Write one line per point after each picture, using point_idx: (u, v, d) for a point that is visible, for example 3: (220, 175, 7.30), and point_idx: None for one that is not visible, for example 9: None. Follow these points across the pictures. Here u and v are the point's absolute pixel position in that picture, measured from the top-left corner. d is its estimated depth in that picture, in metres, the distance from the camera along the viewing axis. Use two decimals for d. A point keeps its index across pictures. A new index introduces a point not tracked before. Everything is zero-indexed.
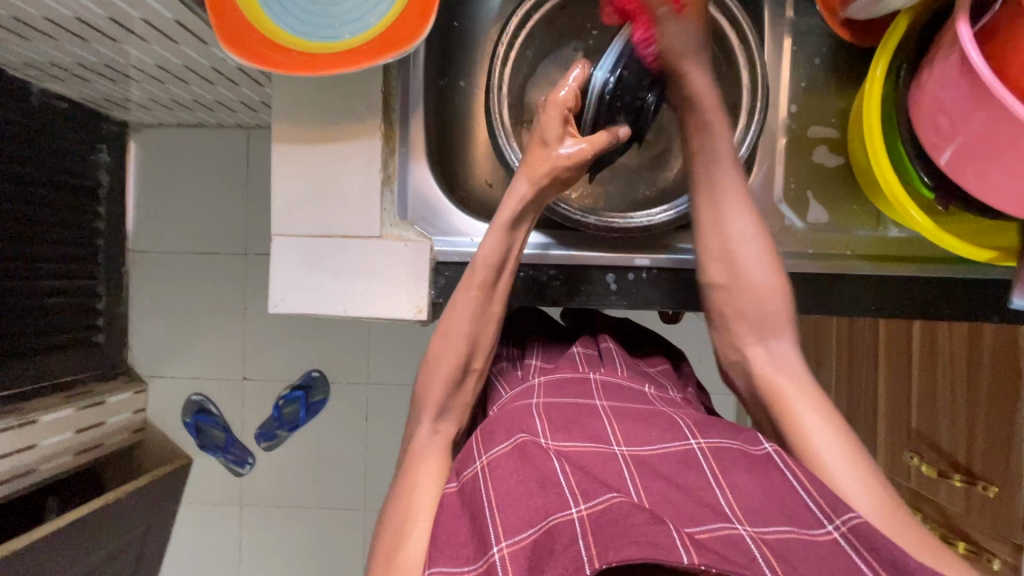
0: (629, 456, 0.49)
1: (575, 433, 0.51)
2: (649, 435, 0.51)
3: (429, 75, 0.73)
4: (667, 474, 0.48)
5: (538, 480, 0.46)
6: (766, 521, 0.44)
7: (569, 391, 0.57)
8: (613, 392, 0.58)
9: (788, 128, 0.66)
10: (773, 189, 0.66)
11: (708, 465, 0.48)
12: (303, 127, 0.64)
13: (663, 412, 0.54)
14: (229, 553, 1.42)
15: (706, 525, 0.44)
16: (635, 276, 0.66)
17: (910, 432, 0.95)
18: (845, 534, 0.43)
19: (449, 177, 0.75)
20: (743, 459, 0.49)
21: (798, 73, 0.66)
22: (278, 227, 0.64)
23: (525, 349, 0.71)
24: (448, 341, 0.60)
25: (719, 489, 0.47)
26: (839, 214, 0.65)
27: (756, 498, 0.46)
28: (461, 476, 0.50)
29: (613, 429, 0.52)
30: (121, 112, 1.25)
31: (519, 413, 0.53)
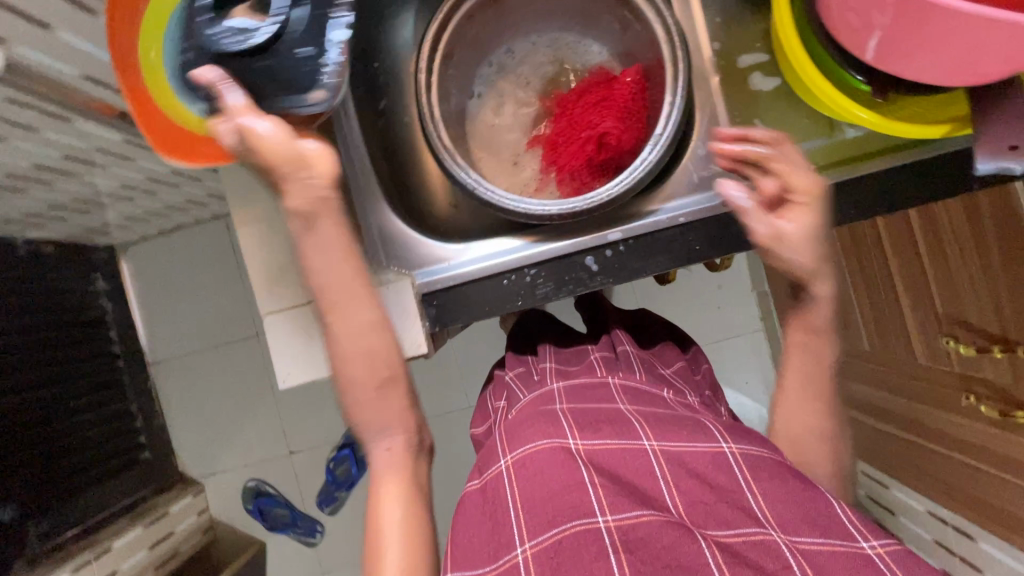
0: (659, 451, 0.49)
1: (609, 431, 0.51)
2: (679, 434, 0.51)
3: (366, 124, 0.75)
4: (698, 471, 0.48)
5: (564, 482, 0.46)
6: (798, 527, 0.44)
7: (590, 395, 0.58)
8: (635, 395, 0.58)
9: (717, 65, 0.66)
10: (720, 124, 0.66)
11: (740, 471, 0.48)
12: (264, 206, 0.66)
13: (679, 416, 0.54)
14: None
15: (737, 529, 0.44)
16: (612, 251, 0.67)
17: (939, 317, 0.94)
18: (879, 555, 0.43)
19: (415, 208, 0.77)
20: (773, 467, 0.49)
21: (710, 10, 0.66)
22: (265, 304, 0.66)
23: (542, 354, 0.77)
24: (347, 364, 0.57)
25: (749, 492, 0.47)
26: (792, 131, 0.65)
27: (787, 505, 0.46)
28: (484, 474, 0.53)
29: (643, 428, 0.51)
30: (106, 238, 1.29)
31: (546, 416, 0.54)
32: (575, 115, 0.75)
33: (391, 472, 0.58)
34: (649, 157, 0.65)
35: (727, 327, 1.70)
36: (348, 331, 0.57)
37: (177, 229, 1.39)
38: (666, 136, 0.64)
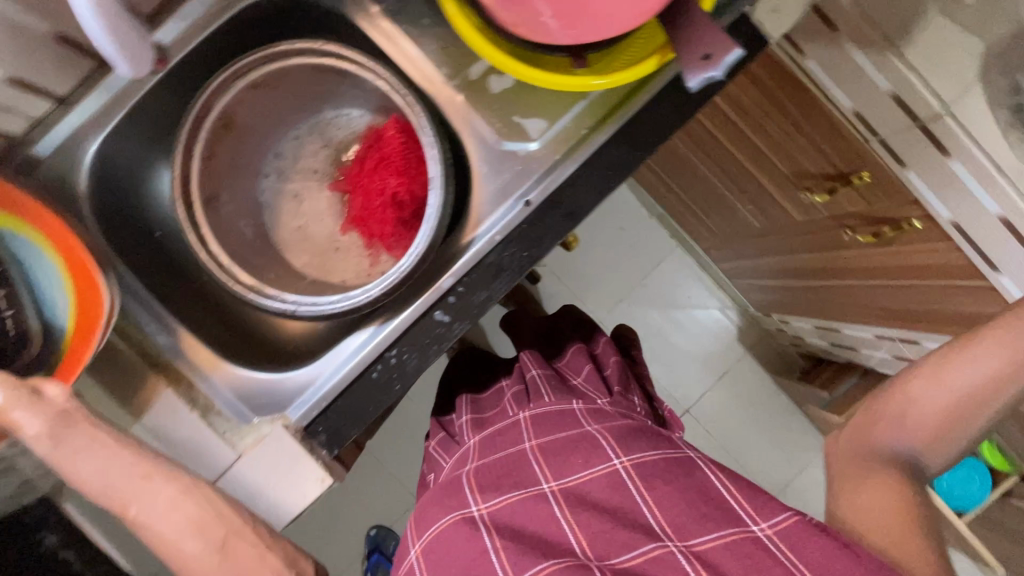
0: (557, 492, 0.57)
1: (506, 488, 0.59)
2: (574, 464, 0.59)
3: (168, 300, 0.69)
4: (597, 499, 0.56)
5: (472, 558, 0.55)
6: (691, 531, 0.51)
7: (500, 448, 0.64)
8: (543, 426, 0.64)
9: (454, 87, 0.66)
10: (486, 137, 0.67)
11: (634, 485, 0.56)
12: None
13: (579, 437, 0.61)
14: None
15: (638, 549, 0.52)
16: (453, 297, 0.66)
17: (789, 175, 1.01)
18: (769, 535, 0.50)
19: (262, 347, 0.71)
20: (661, 471, 0.56)
21: (423, 40, 0.66)
22: None
23: (460, 407, 0.79)
24: (175, 547, 0.54)
25: (647, 508, 0.54)
26: (550, 111, 0.66)
27: (678, 509, 0.53)
28: (402, 567, 0.61)
29: (541, 471, 0.59)
30: None
31: (453, 489, 0.62)
32: (365, 186, 0.74)
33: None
34: (438, 198, 0.64)
35: (648, 257, 1.75)
36: (159, 514, 0.53)
37: None
38: (440, 174, 0.63)
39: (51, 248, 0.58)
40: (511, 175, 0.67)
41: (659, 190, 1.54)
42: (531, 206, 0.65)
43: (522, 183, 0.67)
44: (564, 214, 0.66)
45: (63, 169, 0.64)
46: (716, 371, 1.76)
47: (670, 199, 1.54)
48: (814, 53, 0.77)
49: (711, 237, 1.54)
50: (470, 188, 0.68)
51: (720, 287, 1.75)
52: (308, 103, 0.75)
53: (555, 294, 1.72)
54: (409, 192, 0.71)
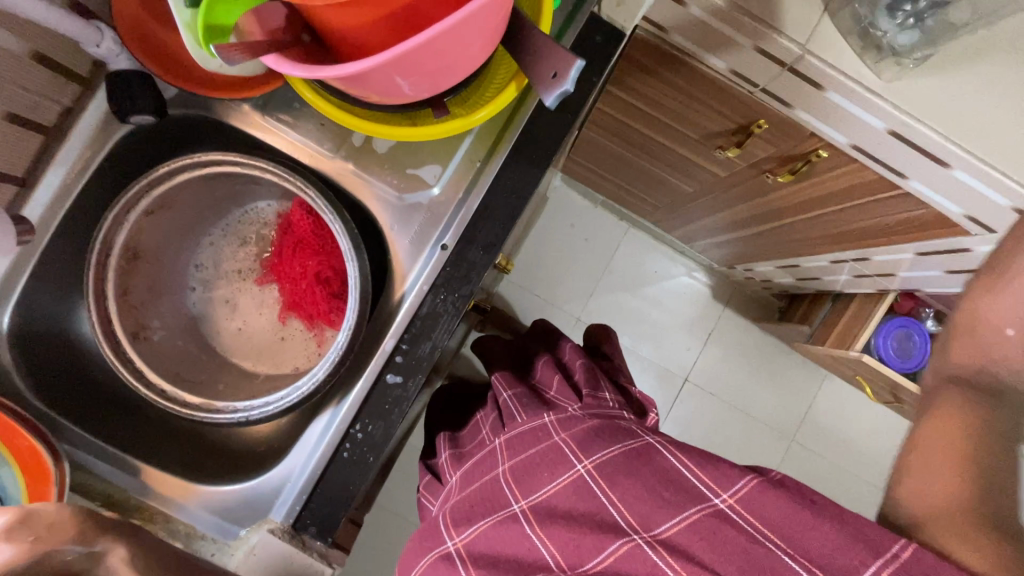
0: (527, 509, 0.58)
1: (478, 517, 0.62)
2: (540, 478, 0.60)
3: (124, 442, 0.69)
4: (565, 509, 0.56)
5: None
6: (653, 519, 0.51)
7: (477, 481, 0.67)
8: (512, 450, 0.66)
9: (343, 158, 0.68)
10: (387, 196, 0.68)
11: (598, 485, 0.55)
12: None
13: (545, 451, 0.62)
14: None
15: (606, 548, 0.51)
16: (400, 355, 0.66)
17: (699, 139, 1.04)
18: (733, 506, 0.49)
19: (233, 458, 0.71)
20: (622, 463, 0.56)
21: (299, 123, 0.67)
22: None
23: (440, 445, 0.83)
24: None
25: (611, 504, 0.54)
26: (440, 153, 0.68)
27: (640, 499, 0.52)
28: None
29: (511, 492, 0.61)
30: None
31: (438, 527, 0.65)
32: (290, 272, 0.75)
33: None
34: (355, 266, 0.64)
35: (605, 245, 1.77)
36: None
37: None
38: (349, 245, 0.64)
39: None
40: (422, 224, 0.68)
41: (594, 181, 1.57)
42: (448, 249, 0.66)
43: (435, 228, 0.68)
44: (482, 246, 0.67)
45: None
46: (703, 334, 1.78)
47: (606, 186, 1.57)
48: (677, 29, 0.79)
49: (656, 211, 1.56)
50: (387, 248, 0.69)
51: (682, 253, 1.77)
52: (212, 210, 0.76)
53: (527, 306, 1.73)
54: (333, 268, 0.72)
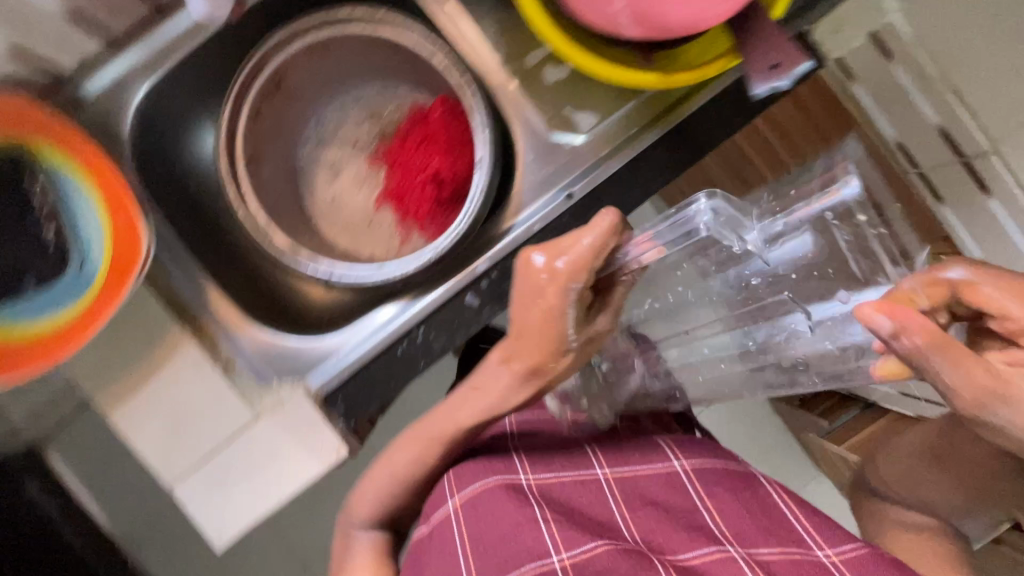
0: (611, 478, 0.61)
1: (558, 467, 0.61)
2: (632, 459, 0.64)
3: (197, 251, 0.68)
4: (655, 498, 0.60)
5: (525, 520, 0.53)
6: (749, 542, 0.56)
7: (544, 430, 0.67)
8: (591, 429, 0.69)
9: (509, 71, 0.66)
10: (536, 126, 0.66)
11: (694, 484, 0.61)
12: (125, 380, 0.62)
13: (636, 441, 0.67)
14: None
15: (696, 550, 0.54)
16: (487, 281, 0.66)
17: None
18: (834, 561, 0.53)
19: (289, 309, 0.71)
20: (726, 479, 0.62)
21: (483, 21, 0.66)
22: (170, 472, 0.63)
23: None
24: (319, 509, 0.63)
25: (704, 508, 0.59)
26: (603, 106, 0.66)
27: (739, 517, 0.58)
28: (430, 520, 0.57)
29: (598, 458, 0.63)
30: None
31: (506, 455, 0.61)
32: (405, 161, 0.74)
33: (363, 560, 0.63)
34: (483, 181, 0.64)
35: None
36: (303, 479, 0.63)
37: None
38: (488, 156, 0.64)
39: (108, 213, 0.58)
40: (556, 166, 0.67)
41: None
42: (574, 199, 0.65)
43: (567, 174, 0.67)
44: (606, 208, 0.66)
45: (108, 108, 0.65)
46: None
47: None
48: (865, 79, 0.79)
49: None
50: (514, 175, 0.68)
51: None
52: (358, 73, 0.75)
53: None
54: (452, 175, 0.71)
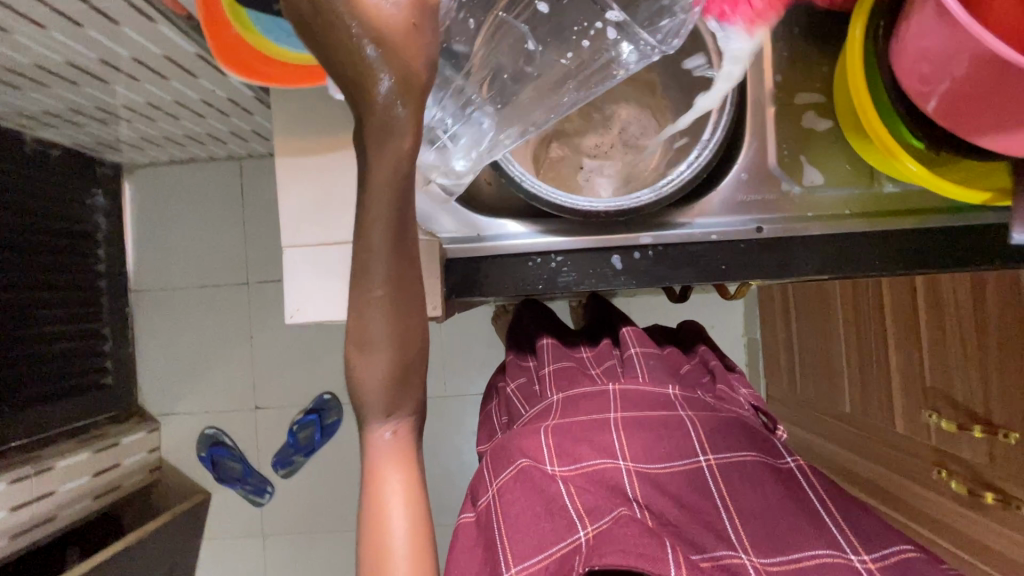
0: (633, 470, 0.60)
1: (585, 456, 0.61)
2: (661, 453, 0.62)
3: None
4: (674, 491, 0.59)
5: (546, 506, 0.57)
6: (769, 549, 0.56)
7: (583, 407, 0.65)
8: (630, 402, 0.65)
9: (775, 97, 0.68)
10: (768, 155, 0.68)
11: (716, 484, 0.60)
12: (306, 141, 0.65)
13: (666, 422, 0.64)
14: (258, 568, 1.80)
15: (709, 554, 0.56)
16: (640, 254, 0.68)
17: (926, 390, 1.01)
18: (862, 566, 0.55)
19: None
20: (751, 474, 0.60)
21: (778, 43, 0.68)
22: (288, 238, 0.66)
23: (540, 350, 0.76)
24: (363, 352, 0.53)
25: (727, 510, 0.58)
26: (834, 174, 0.67)
27: (760, 513, 0.58)
28: (476, 506, 0.65)
29: (621, 445, 0.62)
30: (119, 125, 1.41)
31: (532, 434, 0.63)
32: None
33: (391, 463, 0.57)
34: (660, 192, 0.68)
35: None
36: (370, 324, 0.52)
37: (195, 160, 1.75)
38: (715, 140, 0.67)
39: None
40: (761, 200, 0.68)
41: (771, 323, 1.56)
42: (761, 234, 0.67)
43: (764, 213, 0.68)
44: (780, 261, 0.67)
45: None
46: None
47: (774, 336, 1.55)
48: None
49: (788, 393, 1.53)
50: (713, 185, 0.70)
51: None
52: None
53: None
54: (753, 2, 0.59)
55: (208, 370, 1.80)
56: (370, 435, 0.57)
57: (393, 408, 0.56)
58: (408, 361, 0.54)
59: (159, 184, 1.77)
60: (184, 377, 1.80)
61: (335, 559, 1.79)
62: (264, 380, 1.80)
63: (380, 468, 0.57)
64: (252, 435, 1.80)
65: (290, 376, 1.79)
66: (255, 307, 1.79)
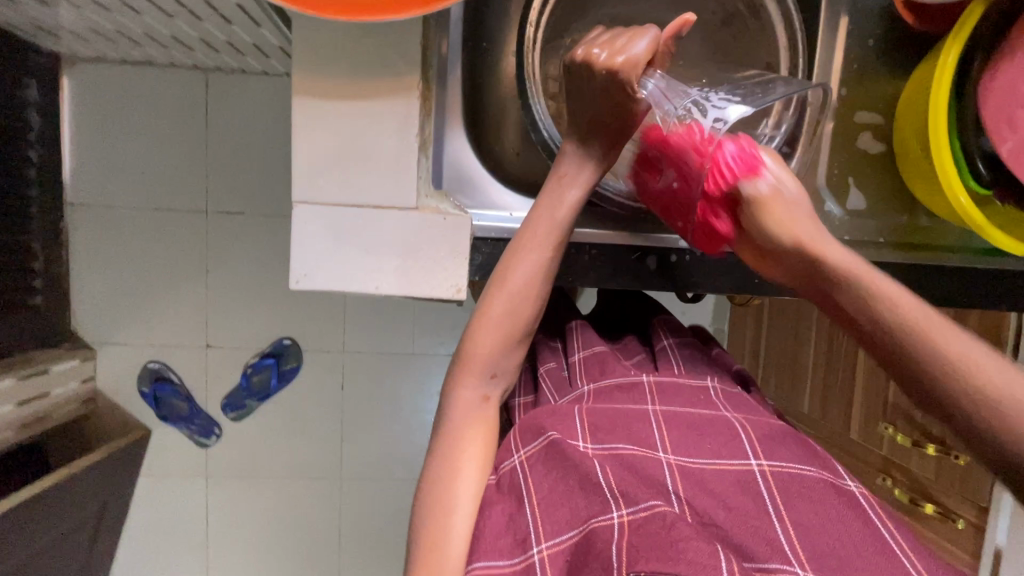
0: (675, 465, 0.55)
1: (621, 440, 0.58)
2: (705, 447, 0.57)
3: (463, 35, 0.66)
4: (718, 492, 0.54)
5: (580, 481, 0.54)
6: (823, 565, 0.48)
7: (619, 397, 0.63)
8: (669, 394, 0.63)
9: (837, 112, 0.68)
10: (818, 173, 0.69)
11: (769, 492, 0.54)
12: (330, 81, 0.56)
13: (709, 420, 0.60)
14: (198, 508, 1.74)
15: (762, 563, 0.49)
16: (677, 258, 0.68)
17: (885, 406, 1.08)
18: None
19: (482, 142, 0.68)
20: (806, 487, 0.54)
21: (849, 55, 0.68)
22: (299, 192, 0.57)
23: (572, 340, 0.73)
24: (507, 298, 0.59)
25: (779, 523, 0.51)
26: (875, 201, 0.69)
27: (813, 530, 0.51)
28: (500, 470, 0.58)
29: (662, 439, 0.58)
30: (65, 10, 1.18)
31: (560, 416, 0.60)
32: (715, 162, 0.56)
33: (474, 420, 0.59)
34: None
35: None
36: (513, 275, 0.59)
37: (152, 64, 1.53)
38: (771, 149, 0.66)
39: None
40: None
41: (742, 318, 1.56)
42: None
43: None
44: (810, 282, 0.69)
45: None
46: None
47: (742, 335, 1.56)
48: None
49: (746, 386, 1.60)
50: None
51: None
52: (685, 11, 0.75)
53: None
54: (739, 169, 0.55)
55: (155, 302, 1.65)
56: (457, 391, 0.59)
57: (497, 369, 0.60)
58: (518, 335, 0.60)
59: (107, 85, 1.54)
60: (126, 306, 1.65)
61: (282, 505, 1.76)
62: (218, 318, 1.67)
63: (463, 422, 0.59)
64: (201, 374, 1.69)
65: (248, 317, 1.68)
66: (214, 239, 1.64)
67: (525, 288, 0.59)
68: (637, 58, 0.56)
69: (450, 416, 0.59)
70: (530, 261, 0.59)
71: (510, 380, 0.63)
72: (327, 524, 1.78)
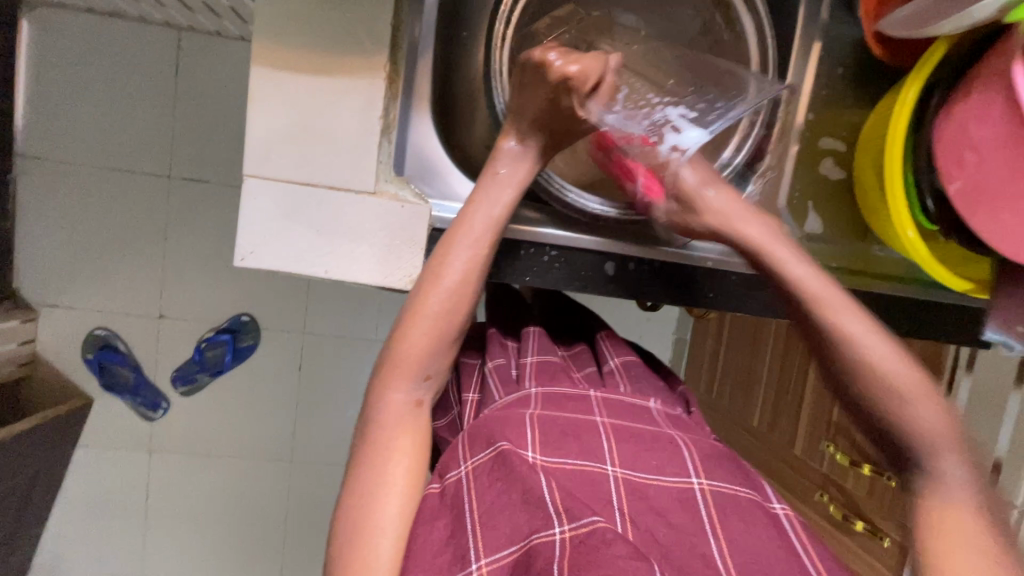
0: (621, 478, 0.56)
1: (568, 454, 0.58)
2: (649, 463, 0.58)
3: (442, 21, 0.65)
4: (660, 507, 0.55)
5: (523, 496, 0.53)
6: None
7: (566, 406, 0.62)
8: (615, 408, 0.63)
9: (801, 137, 0.70)
10: (779, 194, 0.71)
11: (707, 509, 0.55)
12: (293, 53, 0.54)
13: (655, 435, 0.61)
14: (138, 482, 1.68)
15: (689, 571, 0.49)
16: (637, 266, 0.68)
17: (829, 424, 1.12)
18: None
19: (448, 131, 0.67)
20: (742, 507, 0.55)
21: (819, 81, 0.70)
22: (251, 166, 0.55)
23: (526, 337, 0.73)
24: (438, 293, 0.57)
25: (715, 536, 0.52)
26: (831, 226, 0.72)
27: (745, 548, 0.52)
28: (444, 479, 0.58)
29: (610, 451, 0.58)
30: None
31: (511, 423, 0.58)
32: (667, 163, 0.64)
33: (404, 427, 0.58)
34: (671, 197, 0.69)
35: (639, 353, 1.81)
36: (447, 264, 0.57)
37: (120, 16, 1.45)
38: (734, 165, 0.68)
39: None
40: None
41: (703, 330, 1.59)
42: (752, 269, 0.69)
43: None
44: (763, 301, 0.71)
45: None
46: None
47: (703, 344, 1.59)
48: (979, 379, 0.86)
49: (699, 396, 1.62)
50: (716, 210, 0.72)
51: None
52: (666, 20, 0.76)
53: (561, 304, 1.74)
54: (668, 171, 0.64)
55: (106, 266, 1.57)
56: (386, 398, 0.58)
57: (430, 370, 0.59)
58: (451, 334, 0.59)
59: (68, 34, 1.46)
60: (74, 268, 1.56)
61: (228, 484, 1.71)
62: (173, 288, 1.61)
63: (394, 431, 0.57)
64: (150, 344, 1.63)
65: (206, 289, 1.62)
66: (175, 206, 1.57)
67: (458, 284, 0.57)
68: (590, 70, 0.57)
69: (379, 422, 0.57)
70: (463, 257, 0.58)
71: (441, 383, 0.61)
72: (274, 506, 1.74)
